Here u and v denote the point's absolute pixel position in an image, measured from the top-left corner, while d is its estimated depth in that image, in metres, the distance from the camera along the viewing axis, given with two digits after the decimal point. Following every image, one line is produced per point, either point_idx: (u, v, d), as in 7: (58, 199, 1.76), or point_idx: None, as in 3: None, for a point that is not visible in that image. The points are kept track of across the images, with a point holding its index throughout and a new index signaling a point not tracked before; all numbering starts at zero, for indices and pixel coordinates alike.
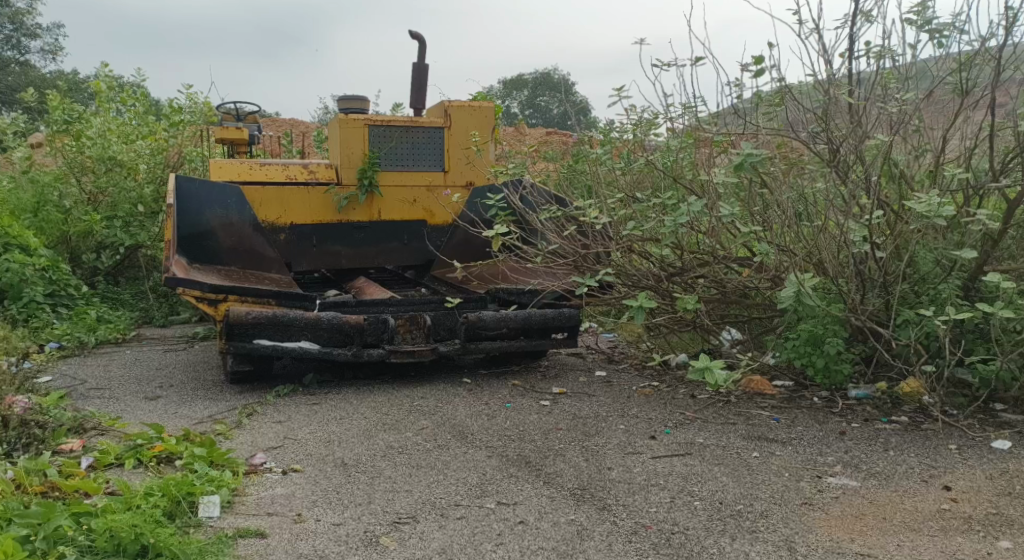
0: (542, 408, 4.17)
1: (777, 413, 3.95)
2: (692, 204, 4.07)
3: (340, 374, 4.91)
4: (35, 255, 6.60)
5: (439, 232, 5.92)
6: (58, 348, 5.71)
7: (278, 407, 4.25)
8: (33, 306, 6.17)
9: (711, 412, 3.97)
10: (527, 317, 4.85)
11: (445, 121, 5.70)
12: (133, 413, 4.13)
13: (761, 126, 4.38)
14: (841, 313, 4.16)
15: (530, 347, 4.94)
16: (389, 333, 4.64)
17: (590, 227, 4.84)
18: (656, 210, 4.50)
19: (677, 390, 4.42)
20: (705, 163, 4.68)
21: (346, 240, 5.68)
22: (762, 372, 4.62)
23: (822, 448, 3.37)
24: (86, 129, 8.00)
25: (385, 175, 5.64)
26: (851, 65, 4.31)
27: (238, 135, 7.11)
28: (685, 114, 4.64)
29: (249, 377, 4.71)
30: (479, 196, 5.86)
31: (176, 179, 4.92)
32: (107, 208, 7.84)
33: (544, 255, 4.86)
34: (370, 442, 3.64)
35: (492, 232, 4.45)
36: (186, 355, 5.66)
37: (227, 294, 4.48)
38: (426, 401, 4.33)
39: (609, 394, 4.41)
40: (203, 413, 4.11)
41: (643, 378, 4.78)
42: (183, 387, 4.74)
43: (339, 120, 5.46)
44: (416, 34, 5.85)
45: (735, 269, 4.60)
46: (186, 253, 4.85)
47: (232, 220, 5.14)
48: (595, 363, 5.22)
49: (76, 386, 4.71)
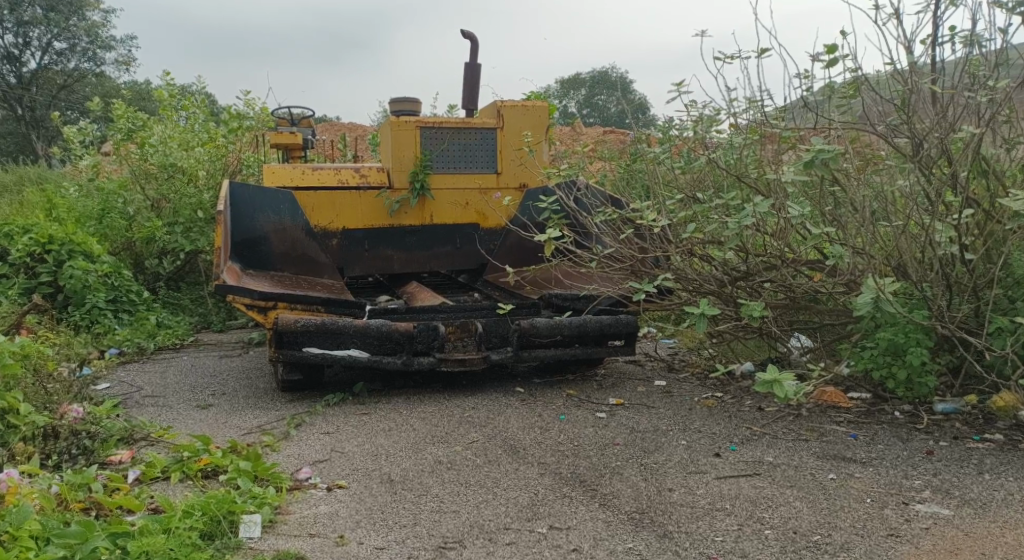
0: (599, 421, 3.97)
1: (854, 428, 3.67)
2: (759, 205, 3.84)
3: (391, 383, 4.80)
4: (98, 261, 6.67)
5: (492, 235, 5.76)
6: (118, 354, 5.75)
7: (328, 417, 4.16)
8: (95, 312, 6.24)
9: (781, 427, 3.71)
10: (582, 324, 4.63)
11: (498, 121, 5.56)
12: (184, 422, 4.08)
13: (832, 121, 4.10)
14: (923, 320, 3.85)
15: (585, 355, 4.75)
16: (439, 341, 4.48)
17: (649, 229, 4.59)
18: (719, 211, 4.26)
19: (742, 402, 4.17)
20: (771, 160, 4.41)
21: (397, 245, 5.58)
22: (835, 384, 4.32)
23: (907, 471, 3.09)
24: (149, 137, 8.12)
25: (437, 178, 5.52)
26: (935, 53, 4.00)
27: (292, 140, 7.09)
28: (750, 108, 4.38)
29: (299, 386, 4.65)
30: (533, 199, 5.69)
31: (229, 185, 4.90)
32: (168, 214, 7.92)
33: (600, 259, 4.65)
34: (418, 457, 3.50)
35: (545, 237, 4.27)
36: (241, 362, 5.63)
37: (276, 300, 4.41)
38: (478, 412, 4.18)
39: (670, 406, 4.19)
40: (252, 424, 4.05)
41: (706, 388, 4.53)
42: (235, 395, 4.69)
43: (390, 122, 5.36)
44: (469, 34, 5.72)
45: (806, 272, 4.34)
46: (240, 259, 4.83)
47: (284, 226, 5.12)
48: (655, 372, 4.99)
49: (132, 393, 4.70)
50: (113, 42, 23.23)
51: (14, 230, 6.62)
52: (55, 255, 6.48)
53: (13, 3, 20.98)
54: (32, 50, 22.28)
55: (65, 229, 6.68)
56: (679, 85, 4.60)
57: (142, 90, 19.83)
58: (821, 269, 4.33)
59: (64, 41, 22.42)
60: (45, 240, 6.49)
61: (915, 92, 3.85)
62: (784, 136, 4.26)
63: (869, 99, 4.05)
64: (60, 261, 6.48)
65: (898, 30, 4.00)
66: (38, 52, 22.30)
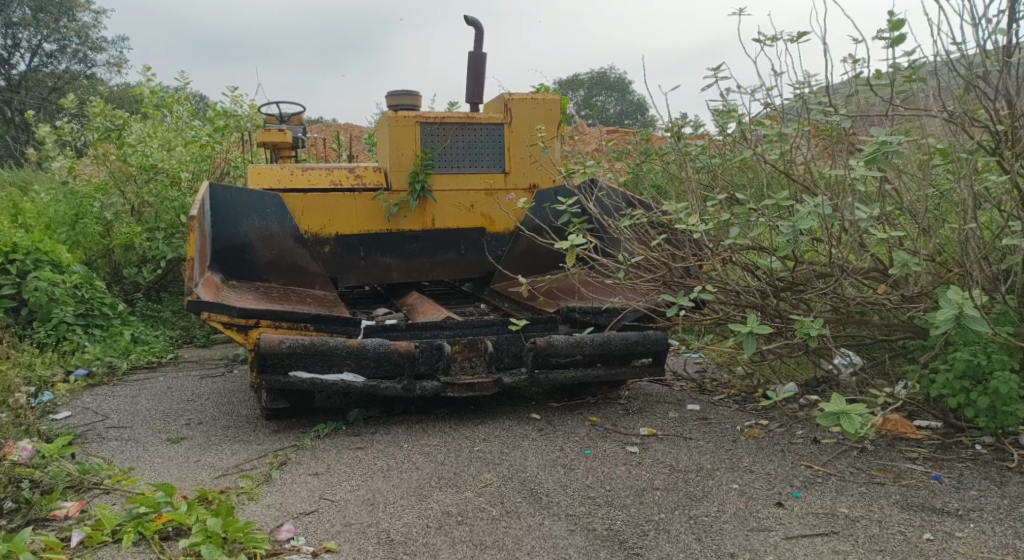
0: (631, 457, 3.42)
1: (935, 468, 3.13)
2: (816, 205, 3.29)
3: (389, 409, 4.24)
4: (68, 271, 6.09)
5: (501, 241, 5.21)
6: (86, 376, 5.18)
7: (317, 453, 3.61)
8: (63, 328, 5.67)
9: (846, 466, 3.16)
10: (605, 341, 4.10)
11: (506, 115, 5.00)
12: (149, 462, 3.52)
13: (894, 108, 3.56)
14: (1009, 338, 3.30)
15: (608, 377, 4.22)
16: (445, 362, 4.00)
17: (683, 234, 4.03)
18: (765, 213, 3.71)
19: (793, 432, 3.62)
20: (819, 157, 3.88)
21: (396, 251, 5.02)
22: (896, 410, 3.77)
23: (1017, 529, 2.55)
24: (127, 137, 7.55)
25: (439, 179, 4.97)
26: (1012, 30, 3.47)
27: (281, 138, 6.51)
28: (795, 96, 3.84)
29: (285, 414, 4.10)
30: (545, 200, 5.19)
31: (209, 185, 4.40)
32: (149, 219, 7.35)
33: (626, 269, 4.06)
34: (421, 507, 2.95)
35: (566, 244, 3.71)
36: (222, 383, 5.07)
37: (259, 318, 3.86)
38: (490, 446, 3.63)
39: (709, 437, 3.64)
40: (228, 463, 3.49)
41: (747, 415, 3.98)
42: (213, 425, 4.14)
43: (388, 118, 4.82)
44: (473, 20, 5.19)
45: (864, 282, 3.78)
46: (220, 271, 4.35)
47: (272, 232, 4.63)
48: (685, 394, 4.44)
49: (94, 424, 4.15)
50: (104, 44, 22.58)
51: None
52: (19, 265, 5.88)
53: (1, 4, 20.53)
54: (22, 52, 21.64)
55: (31, 236, 6.11)
56: (714, 71, 4.05)
57: (127, 92, 19.16)
58: (879, 279, 3.79)
59: (53, 42, 21.73)
60: (7, 248, 5.89)
61: (985, 76, 3.35)
62: (838, 125, 3.71)
63: (938, 83, 3.51)
64: (25, 272, 5.89)
65: (969, 3, 3.46)
66: (28, 53, 21.65)
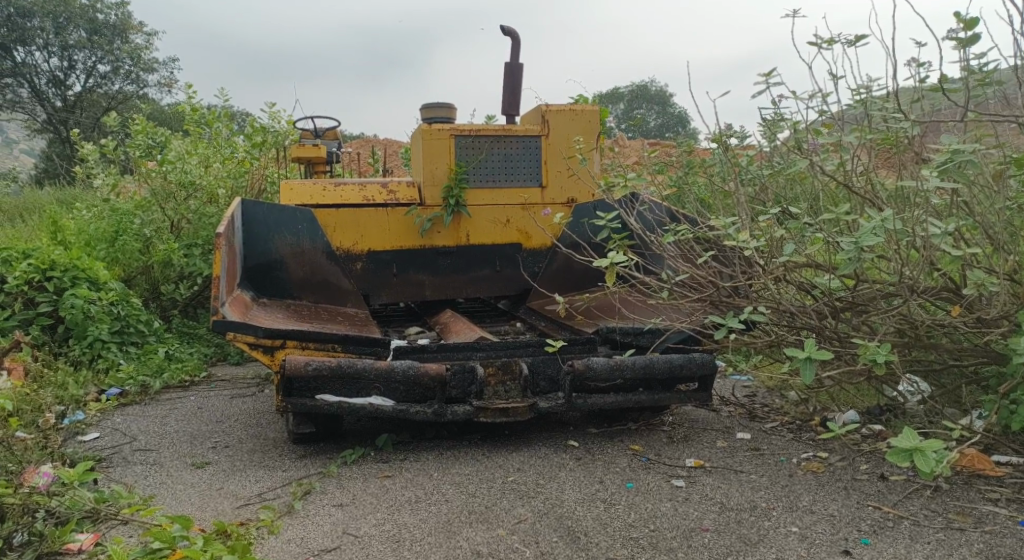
0: (678, 491, 3.16)
1: (1021, 512, 2.81)
2: (880, 220, 3.01)
3: (420, 434, 4.04)
4: (105, 288, 6.03)
5: (537, 257, 5.01)
6: (118, 395, 5.09)
7: (343, 481, 3.42)
8: (98, 345, 5.59)
9: (919, 509, 2.86)
10: (648, 365, 3.85)
11: (542, 128, 4.81)
12: (170, 490, 3.37)
13: (966, 115, 3.27)
14: None
15: (651, 402, 3.97)
16: (477, 386, 3.80)
17: (732, 250, 3.77)
18: (823, 228, 3.44)
19: (856, 466, 3.32)
20: (882, 169, 3.59)
21: (430, 268, 4.84)
22: (969, 444, 3.45)
23: None
24: (167, 153, 7.52)
25: (474, 193, 4.78)
26: None
27: (316, 153, 6.40)
28: (855, 103, 3.56)
29: (312, 439, 3.93)
30: (583, 214, 4.99)
31: (239, 201, 4.30)
32: (188, 236, 7.31)
33: (671, 288, 3.81)
34: (450, 546, 2.74)
35: (607, 262, 3.47)
36: (253, 404, 4.93)
37: (284, 339, 3.70)
38: (526, 477, 3.41)
39: (762, 470, 3.36)
40: (250, 492, 3.33)
41: (803, 445, 3.69)
42: (238, 449, 3.98)
43: (422, 131, 4.66)
44: (509, 30, 5.01)
45: (931, 303, 3.48)
46: (249, 289, 4.25)
47: (303, 248, 4.50)
48: (734, 421, 4.16)
49: (120, 447, 4.02)
50: (156, 64, 23.01)
51: (11, 255, 5.97)
52: (56, 282, 5.84)
53: (58, 26, 21.06)
54: (77, 73, 22.06)
55: (69, 253, 6.07)
56: (765, 77, 3.79)
57: (175, 111, 19.40)
58: (948, 299, 3.49)
59: (107, 63, 22.15)
60: (45, 265, 5.85)
61: None
62: (902, 133, 3.43)
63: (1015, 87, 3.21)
64: (62, 289, 5.85)
65: None
66: (83, 74, 22.09)
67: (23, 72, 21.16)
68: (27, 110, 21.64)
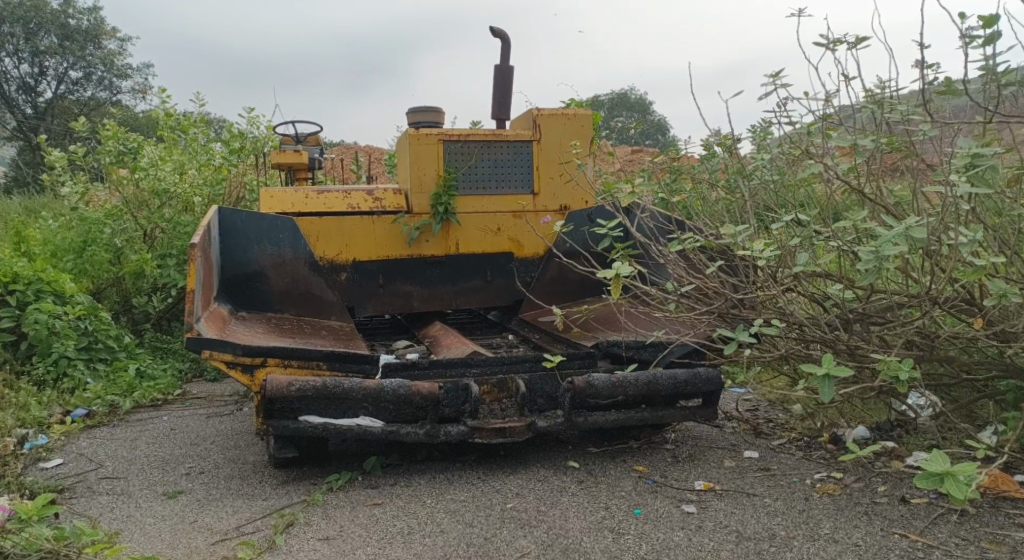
0: (689, 518, 2.97)
1: None
2: (901, 226, 2.83)
3: (410, 456, 3.82)
4: (72, 302, 5.72)
5: (530, 266, 4.80)
6: (85, 416, 4.81)
7: (329, 511, 3.19)
8: (64, 363, 5.30)
9: (948, 537, 2.68)
10: (651, 381, 3.65)
11: (534, 133, 4.62)
12: (139, 524, 3.12)
13: (985, 117, 3.11)
14: None
15: (653, 420, 3.78)
16: (472, 404, 3.55)
17: (739, 260, 3.59)
18: (836, 236, 3.26)
19: (874, 489, 3.14)
20: (896, 175, 3.43)
21: (417, 278, 4.61)
22: (991, 462, 3.29)
23: None
24: (139, 160, 7.23)
25: (463, 201, 4.58)
26: None
27: (297, 160, 6.16)
28: (865, 106, 3.39)
29: (295, 463, 3.69)
30: (580, 222, 4.76)
31: (216, 210, 4.06)
32: (161, 246, 7.02)
33: (675, 299, 3.62)
34: None
35: (610, 274, 3.27)
36: (231, 424, 4.67)
37: (265, 356, 3.46)
38: (527, 503, 3.19)
39: (775, 493, 3.17)
40: (228, 525, 3.08)
41: (815, 464, 3.51)
42: (215, 475, 3.73)
43: (408, 136, 4.45)
44: (499, 31, 4.81)
45: (947, 313, 3.31)
46: (227, 303, 4.02)
47: (284, 259, 4.26)
48: (740, 438, 3.97)
49: (86, 475, 3.75)
50: (131, 71, 22.56)
51: None
52: (19, 296, 5.54)
53: (30, 32, 20.60)
54: (48, 80, 21.54)
55: (34, 265, 5.77)
56: (771, 79, 3.62)
57: (147, 120, 18.95)
58: (964, 311, 3.33)
59: (80, 70, 21.64)
60: (7, 278, 5.53)
61: None
62: (917, 137, 3.26)
63: None
64: (25, 303, 5.54)
65: None
66: (54, 81, 21.56)
67: None
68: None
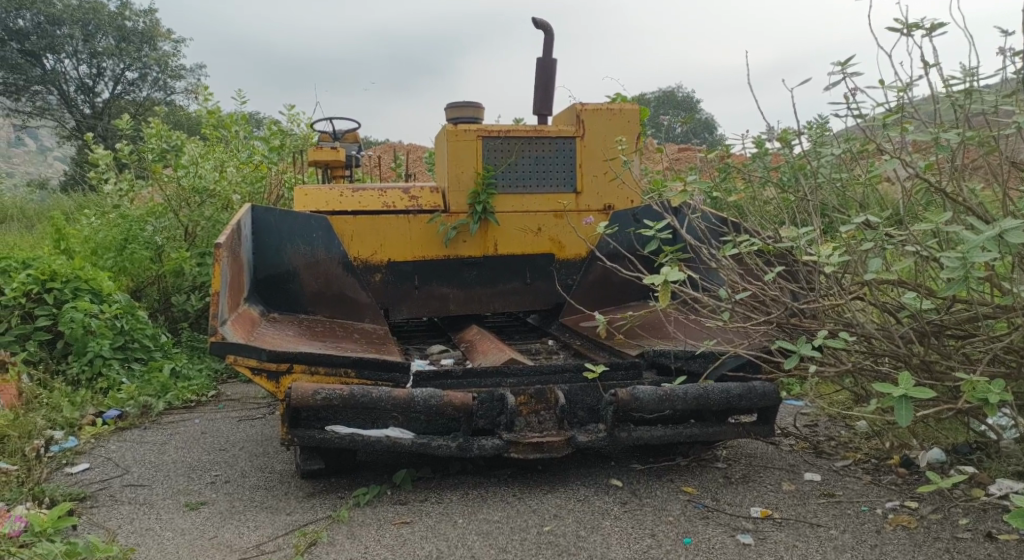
0: (744, 550, 2.69)
1: None
2: (990, 230, 2.51)
3: (443, 469, 3.61)
4: (109, 300, 5.65)
5: (571, 268, 4.56)
6: (117, 418, 4.71)
7: (353, 530, 2.98)
8: (99, 363, 5.21)
9: None
10: (701, 395, 3.37)
11: (578, 129, 4.37)
12: (156, 539, 2.96)
13: None
14: None
15: (704, 437, 3.50)
16: (507, 416, 3.33)
17: (800, 264, 3.29)
18: (911, 240, 2.95)
19: (954, 522, 2.82)
20: (977, 173, 3.10)
21: (454, 280, 4.41)
22: None
23: None
24: (181, 157, 7.17)
25: (503, 199, 4.35)
26: None
27: (335, 156, 6.01)
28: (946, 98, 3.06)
29: (321, 474, 3.51)
30: (625, 223, 4.46)
31: (249, 208, 3.89)
32: (201, 244, 6.94)
33: (728, 307, 3.34)
34: None
35: (658, 280, 3.01)
36: (262, 429, 4.52)
37: (291, 362, 3.27)
38: (566, 527, 2.94)
39: (841, 523, 2.87)
40: (247, 542, 2.90)
41: (884, 490, 3.19)
42: (240, 485, 3.57)
43: (446, 131, 4.25)
44: (542, 22, 4.57)
45: None
46: (259, 304, 3.85)
47: (318, 259, 4.08)
48: (799, 458, 3.67)
49: (110, 482, 3.63)
50: (183, 71, 22.89)
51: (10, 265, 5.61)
52: (57, 294, 5.49)
53: (88, 34, 21.03)
54: (105, 81, 21.95)
55: (72, 263, 5.73)
56: (839, 67, 3.31)
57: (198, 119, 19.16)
58: None
59: (135, 71, 22.01)
60: (45, 276, 5.50)
61: None
62: (1004, 132, 2.93)
63: None
64: (62, 302, 5.49)
65: None
66: (111, 82, 21.96)
67: (51, 79, 21.06)
68: (56, 116, 21.56)
